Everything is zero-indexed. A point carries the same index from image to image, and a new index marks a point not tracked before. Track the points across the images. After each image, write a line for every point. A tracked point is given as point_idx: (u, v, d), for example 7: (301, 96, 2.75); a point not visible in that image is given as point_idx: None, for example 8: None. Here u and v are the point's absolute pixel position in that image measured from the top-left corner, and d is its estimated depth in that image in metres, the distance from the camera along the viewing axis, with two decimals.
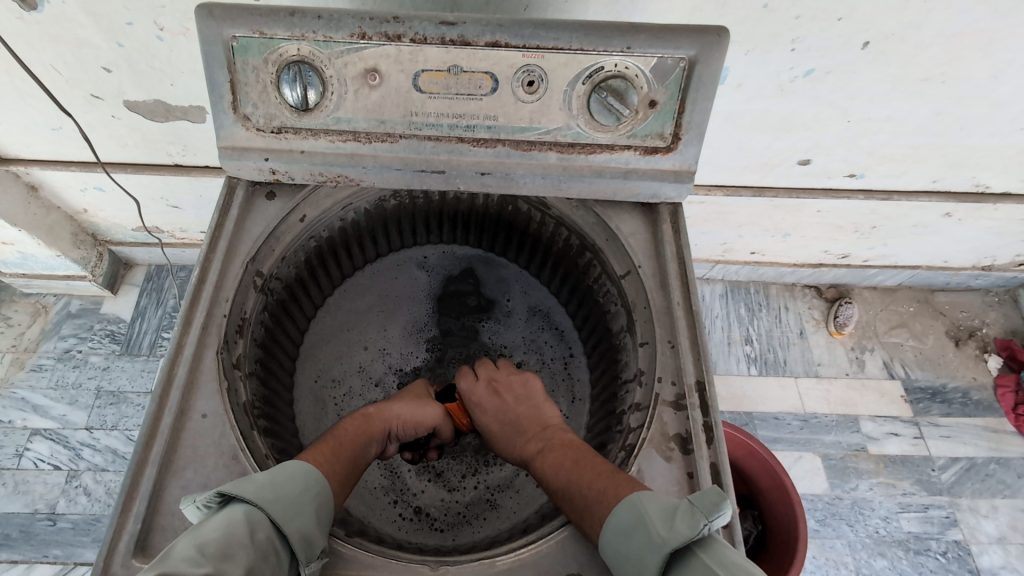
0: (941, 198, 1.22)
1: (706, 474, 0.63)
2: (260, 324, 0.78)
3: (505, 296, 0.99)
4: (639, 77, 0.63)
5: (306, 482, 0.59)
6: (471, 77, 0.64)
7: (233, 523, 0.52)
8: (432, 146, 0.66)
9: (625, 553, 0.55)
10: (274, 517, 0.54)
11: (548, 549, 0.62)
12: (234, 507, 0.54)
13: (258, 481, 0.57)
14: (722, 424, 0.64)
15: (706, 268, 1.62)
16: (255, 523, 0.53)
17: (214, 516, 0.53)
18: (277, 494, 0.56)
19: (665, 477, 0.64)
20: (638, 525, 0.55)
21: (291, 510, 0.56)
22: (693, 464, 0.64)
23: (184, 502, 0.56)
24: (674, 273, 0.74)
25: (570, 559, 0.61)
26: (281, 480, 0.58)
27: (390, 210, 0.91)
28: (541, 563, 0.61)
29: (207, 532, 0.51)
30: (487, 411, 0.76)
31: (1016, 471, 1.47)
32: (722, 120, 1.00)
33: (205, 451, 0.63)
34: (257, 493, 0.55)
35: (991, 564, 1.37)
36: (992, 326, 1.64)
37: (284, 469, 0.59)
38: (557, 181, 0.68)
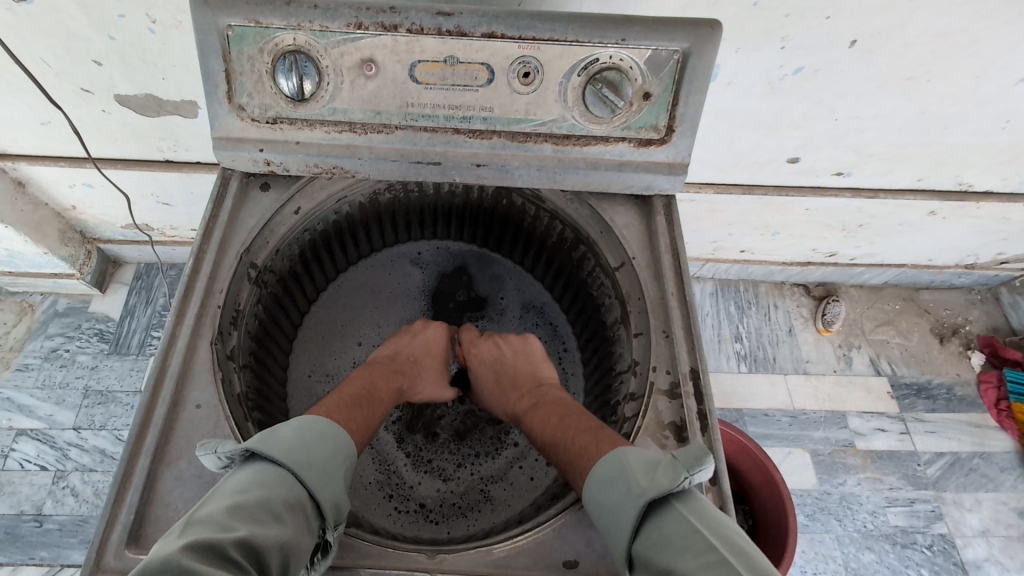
0: (926, 196, 1.24)
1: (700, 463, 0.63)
2: (254, 316, 0.77)
3: (499, 294, 0.99)
4: (633, 69, 0.64)
5: (334, 447, 0.59)
6: (467, 68, 0.64)
7: (267, 487, 0.52)
8: (428, 138, 0.66)
9: (605, 505, 0.56)
10: (307, 487, 0.54)
11: (544, 536, 0.62)
12: (263, 467, 0.54)
13: (287, 439, 0.57)
14: (716, 412, 0.65)
15: (697, 267, 1.64)
16: (290, 489, 0.53)
17: (239, 478, 0.53)
18: (310, 458, 0.56)
19: None
20: (621, 478, 0.56)
21: (322, 477, 0.56)
22: None
23: (202, 448, 0.57)
24: (669, 265, 0.74)
25: (568, 544, 0.61)
26: (313, 442, 0.57)
27: (384, 204, 0.91)
28: (538, 551, 0.61)
29: (237, 496, 0.50)
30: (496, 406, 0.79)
31: (999, 465, 1.49)
32: (713, 117, 1.01)
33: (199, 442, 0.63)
34: (288, 456, 0.55)
35: (976, 557, 1.39)
36: (975, 323, 1.67)
37: (313, 428, 0.59)
38: (552, 173, 0.68)
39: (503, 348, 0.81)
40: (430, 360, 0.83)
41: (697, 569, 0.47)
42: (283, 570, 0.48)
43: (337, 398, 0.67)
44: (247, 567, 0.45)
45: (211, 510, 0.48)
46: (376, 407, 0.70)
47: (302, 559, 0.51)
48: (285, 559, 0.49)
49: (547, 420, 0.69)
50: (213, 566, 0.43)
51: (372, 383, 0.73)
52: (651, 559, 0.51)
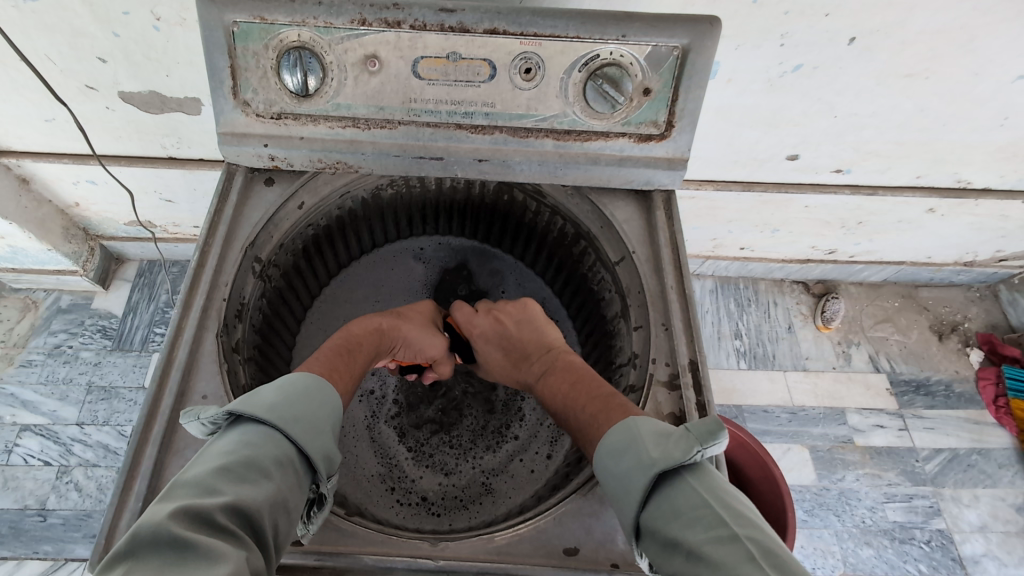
0: (925, 193, 1.25)
1: None
2: (258, 309, 0.78)
3: (499, 287, 1.03)
4: (634, 65, 0.64)
5: (320, 402, 0.59)
6: (469, 64, 0.64)
7: (254, 446, 0.52)
8: (431, 133, 0.67)
9: (614, 473, 0.57)
10: (294, 442, 0.54)
11: (546, 524, 0.63)
12: (248, 426, 0.54)
13: (270, 400, 0.57)
14: (715, 403, 0.65)
15: (697, 264, 1.65)
16: (277, 446, 0.53)
17: (225, 441, 0.53)
18: (294, 414, 0.56)
19: None
20: (630, 447, 0.57)
21: (309, 430, 0.56)
22: None
23: (185, 416, 0.58)
24: (668, 258, 0.74)
25: (569, 531, 0.62)
26: (296, 399, 0.58)
27: (386, 200, 0.93)
28: (539, 538, 0.62)
29: (223, 457, 0.50)
30: (509, 379, 0.80)
31: (997, 461, 1.50)
32: (713, 115, 1.02)
33: None
34: (271, 413, 0.55)
35: (973, 552, 1.40)
36: (974, 321, 1.68)
37: (294, 387, 0.59)
38: (553, 168, 0.69)
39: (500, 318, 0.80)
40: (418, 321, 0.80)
41: (704, 544, 0.48)
42: (274, 526, 0.50)
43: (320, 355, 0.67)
44: (238, 530, 0.46)
45: (199, 471, 0.49)
46: (359, 356, 0.70)
47: (294, 513, 0.52)
48: (275, 515, 0.50)
49: (559, 385, 0.71)
50: (203, 532, 0.44)
51: (350, 334, 0.72)
52: (659, 530, 0.52)
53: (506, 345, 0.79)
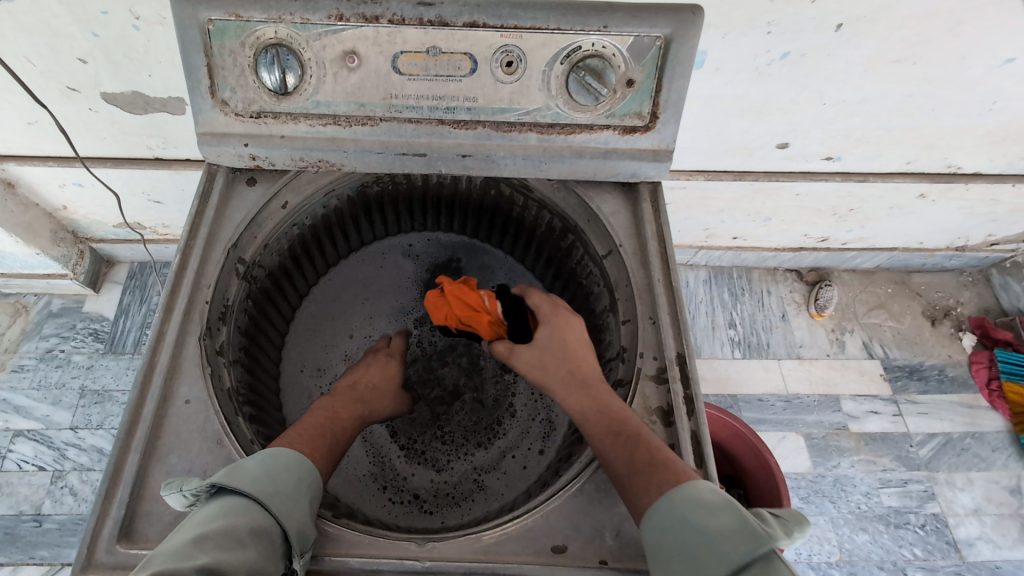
0: (915, 179, 1.25)
1: (687, 444, 0.63)
2: (243, 311, 0.77)
3: (490, 282, 1.03)
4: (616, 56, 0.63)
5: (300, 474, 0.60)
6: (450, 58, 0.63)
7: (233, 516, 0.53)
8: (412, 129, 0.66)
9: (701, 528, 0.52)
10: (275, 513, 0.55)
11: (533, 522, 0.62)
12: (229, 498, 0.55)
13: (252, 471, 0.58)
14: (702, 396, 0.65)
15: (690, 254, 1.65)
16: (256, 518, 0.54)
17: (208, 512, 0.53)
18: (275, 488, 0.57)
19: None
20: (727, 509, 0.53)
21: (289, 506, 0.57)
22: (675, 435, 0.64)
23: (167, 489, 0.57)
24: (655, 250, 0.74)
25: (556, 530, 0.61)
26: (278, 472, 0.58)
27: (373, 196, 0.92)
28: (527, 536, 0.61)
29: (205, 526, 0.51)
30: (553, 378, 0.68)
31: (990, 444, 1.51)
32: (701, 104, 1.01)
33: (189, 437, 0.63)
34: (253, 486, 0.56)
35: (967, 535, 1.42)
36: (966, 305, 1.69)
37: (278, 458, 0.60)
38: (537, 162, 0.68)
39: (570, 332, 0.71)
40: (386, 382, 0.81)
41: None
42: None
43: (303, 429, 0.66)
44: None
45: (177, 541, 0.50)
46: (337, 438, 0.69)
47: None
48: None
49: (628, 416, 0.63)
50: None
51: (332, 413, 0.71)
52: None
53: (567, 357, 0.69)
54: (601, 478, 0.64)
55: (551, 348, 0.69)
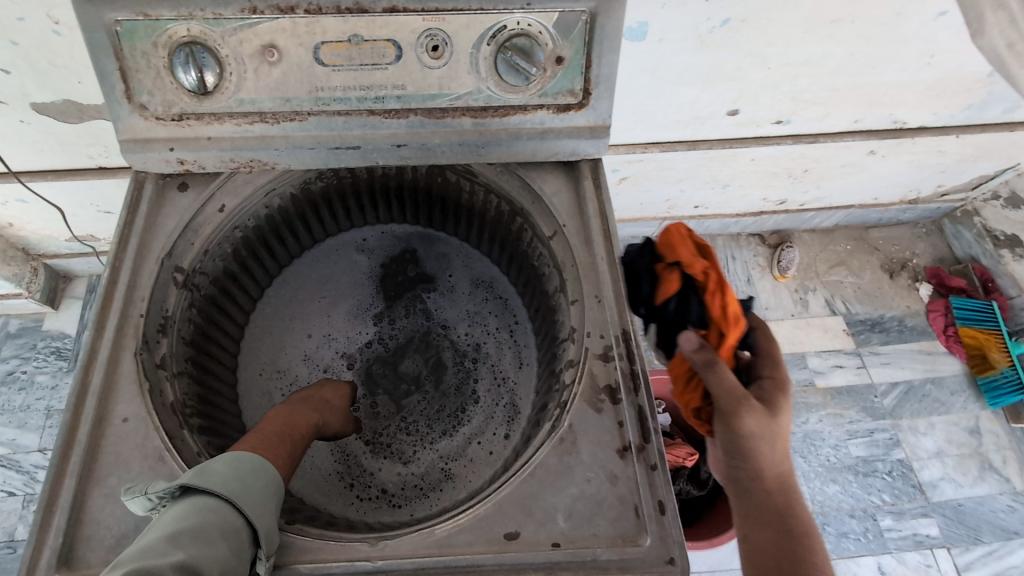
0: (863, 137, 1.27)
1: (633, 420, 0.63)
2: (187, 321, 0.75)
3: (447, 271, 1.03)
4: (543, 34, 0.62)
5: (267, 479, 0.59)
6: (373, 46, 0.61)
7: (205, 514, 0.52)
8: (343, 121, 0.65)
9: None
10: (246, 516, 0.54)
11: (487, 511, 0.61)
12: (199, 497, 0.53)
13: (222, 472, 0.56)
14: (646, 369, 0.65)
15: (655, 226, 1.66)
16: (228, 518, 0.53)
17: (178, 510, 0.52)
18: (245, 489, 0.56)
19: (597, 428, 0.64)
20: None
21: (259, 507, 0.56)
22: (622, 412, 0.64)
23: (131, 493, 0.55)
24: (597, 229, 0.74)
25: (508, 516, 0.60)
26: (247, 474, 0.57)
27: (318, 193, 0.90)
28: (479, 526, 0.60)
29: (177, 524, 0.50)
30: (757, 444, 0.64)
31: (949, 388, 1.57)
32: (649, 76, 1.01)
33: (129, 456, 0.61)
34: (224, 486, 0.55)
35: (931, 477, 1.47)
36: (921, 256, 1.73)
37: (246, 461, 0.59)
38: (475, 147, 0.67)
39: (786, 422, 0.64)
40: (339, 400, 0.80)
41: None
42: None
43: (262, 436, 0.65)
44: None
45: (149, 539, 0.48)
46: (297, 444, 0.68)
47: None
48: None
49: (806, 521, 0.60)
50: None
51: (290, 418, 0.70)
52: None
53: (771, 448, 0.63)
54: (552, 462, 0.62)
55: (774, 429, 0.62)
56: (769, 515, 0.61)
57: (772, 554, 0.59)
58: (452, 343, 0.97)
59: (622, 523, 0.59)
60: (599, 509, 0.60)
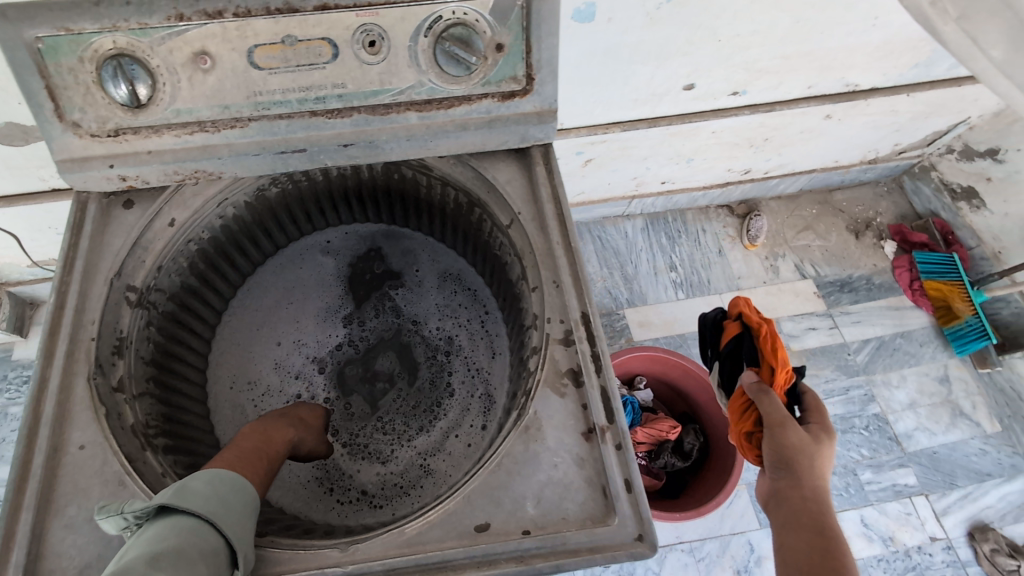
0: (819, 102, 1.29)
1: (597, 402, 0.63)
2: (144, 340, 0.74)
3: (414, 266, 1.02)
4: (479, 21, 0.61)
5: (246, 497, 0.58)
6: (309, 46, 0.60)
7: (186, 534, 0.50)
8: (286, 125, 0.64)
9: None
10: (227, 536, 0.53)
11: (455, 505, 0.61)
12: (179, 517, 0.52)
13: (202, 491, 0.55)
14: (608, 351, 0.65)
15: (625, 205, 1.66)
16: (209, 538, 0.52)
17: (157, 530, 0.50)
18: (225, 509, 0.55)
19: (562, 412, 0.64)
20: None
21: (238, 527, 0.55)
22: (585, 395, 0.64)
23: (105, 514, 0.53)
24: (551, 214, 0.74)
25: (477, 509, 0.60)
26: (226, 493, 0.56)
27: (274, 199, 0.89)
28: (448, 520, 0.60)
29: (157, 544, 0.48)
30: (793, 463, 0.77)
31: (918, 341, 1.61)
32: (602, 57, 1.01)
33: (88, 483, 0.60)
34: (205, 506, 0.53)
35: (906, 428, 1.52)
36: (884, 214, 1.77)
37: (225, 479, 0.58)
38: (422, 141, 0.67)
39: (829, 461, 0.79)
40: (314, 419, 0.78)
41: None
42: None
43: (240, 453, 0.63)
44: None
45: (130, 559, 0.46)
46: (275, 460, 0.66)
47: None
48: None
49: (838, 526, 0.69)
50: None
51: (267, 434, 0.68)
52: None
53: (811, 471, 0.76)
54: (517, 451, 0.62)
55: (814, 448, 0.77)
56: (804, 520, 0.71)
57: (800, 552, 0.67)
58: (423, 339, 0.97)
59: (591, 505, 0.60)
60: (567, 493, 0.61)
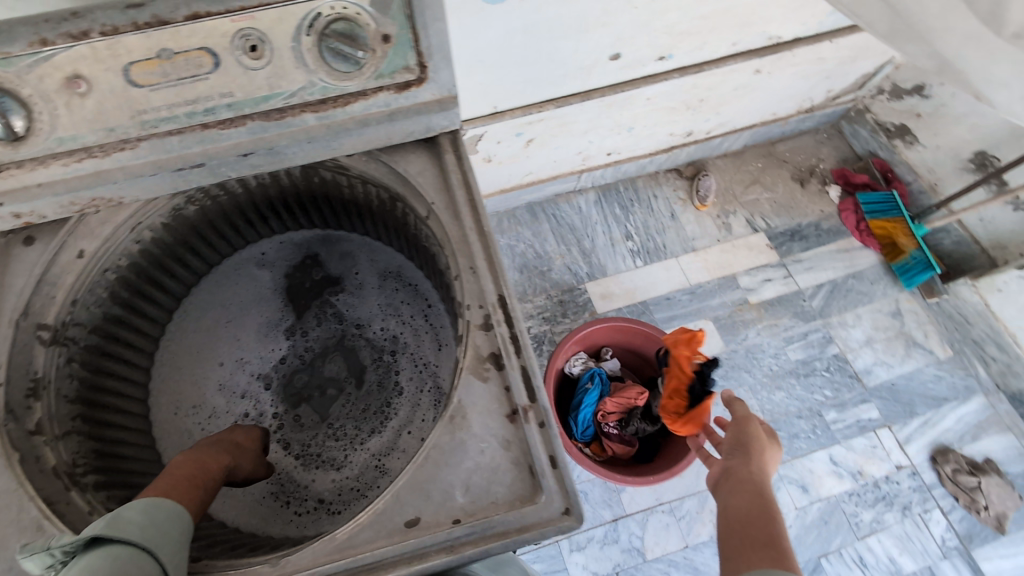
0: (746, 58, 1.31)
1: (519, 383, 0.64)
2: (63, 378, 0.73)
3: (353, 269, 1.01)
4: (361, 15, 0.59)
5: (182, 524, 0.58)
6: (187, 57, 0.57)
7: (121, 563, 0.49)
8: (179, 141, 0.62)
9: None
10: (163, 562, 0.53)
11: (386, 504, 0.60)
12: (112, 546, 0.51)
13: (136, 520, 0.54)
14: (525, 329, 0.66)
15: (575, 180, 1.66)
16: (145, 566, 0.51)
17: (88, 561, 0.49)
18: (161, 536, 0.54)
19: (486, 397, 0.64)
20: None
21: (174, 553, 0.54)
22: (507, 377, 0.65)
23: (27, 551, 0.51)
24: (463, 200, 0.74)
25: (405, 505, 0.60)
26: (162, 520, 0.56)
27: (194, 218, 0.87)
28: (379, 520, 0.60)
29: None
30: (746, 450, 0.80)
31: (869, 279, 1.66)
32: (522, 36, 1.00)
33: (5, 532, 0.58)
34: (141, 534, 0.53)
35: (865, 364, 1.56)
36: (826, 161, 1.81)
37: (160, 507, 0.57)
38: (325, 143, 0.66)
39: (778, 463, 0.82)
40: (249, 443, 0.78)
41: None
42: None
43: (172, 480, 0.63)
44: None
45: None
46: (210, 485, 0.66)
47: None
48: None
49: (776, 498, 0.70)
50: None
51: (202, 459, 0.68)
52: None
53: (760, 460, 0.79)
54: (444, 442, 0.62)
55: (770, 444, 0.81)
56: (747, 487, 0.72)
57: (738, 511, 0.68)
58: (368, 341, 0.96)
59: (517, 486, 0.61)
60: (495, 476, 0.61)
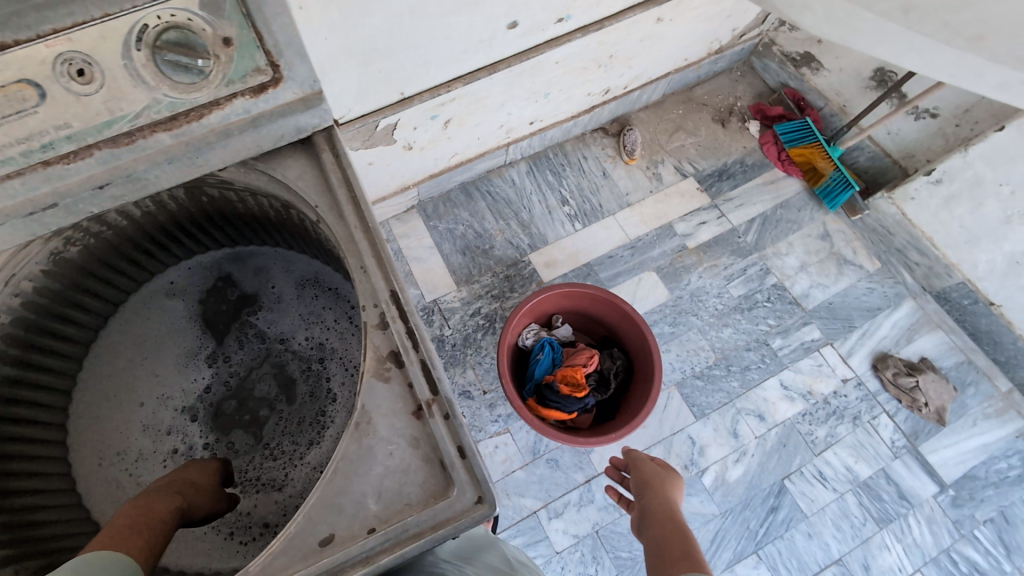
0: (645, 9, 1.30)
1: (421, 377, 0.64)
2: None
3: (268, 283, 0.98)
4: (193, 20, 0.55)
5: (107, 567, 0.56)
6: (7, 92, 0.51)
7: None
8: (23, 184, 0.57)
9: None
10: None
11: (296, 527, 0.59)
12: None
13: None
14: (421, 322, 0.66)
15: (503, 154, 1.63)
16: None
17: None
18: None
19: (389, 399, 0.64)
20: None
21: None
22: (409, 373, 0.64)
23: None
24: (346, 199, 0.72)
25: (314, 522, 0.59)
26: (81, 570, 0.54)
27: (80, 258, 0.81)
28: (291, 543, 0.58)
29: None
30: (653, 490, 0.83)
31: (796, 207, 1.70)
32: (408, 15, 0.98)
33: None
34: None
35: (804, 289, 1.62)
36: (743, 98, 1.83)
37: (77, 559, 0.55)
38: (187, 159, 0.63)
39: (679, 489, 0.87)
40: (206, 480, 0.76)
41: None
42: None
43: (112, 532, 0.60)
44: None
45: None
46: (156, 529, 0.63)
47: None
48: None
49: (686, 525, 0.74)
50: None
51: (148, 507, 0.65)
52: None
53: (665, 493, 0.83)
54: (350, 451, 0.61)
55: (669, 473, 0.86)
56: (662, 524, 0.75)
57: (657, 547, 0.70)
58: (295, 353, 0.94)
59: (430, 482, 0.61)
60: (406, 477, 0.61)
